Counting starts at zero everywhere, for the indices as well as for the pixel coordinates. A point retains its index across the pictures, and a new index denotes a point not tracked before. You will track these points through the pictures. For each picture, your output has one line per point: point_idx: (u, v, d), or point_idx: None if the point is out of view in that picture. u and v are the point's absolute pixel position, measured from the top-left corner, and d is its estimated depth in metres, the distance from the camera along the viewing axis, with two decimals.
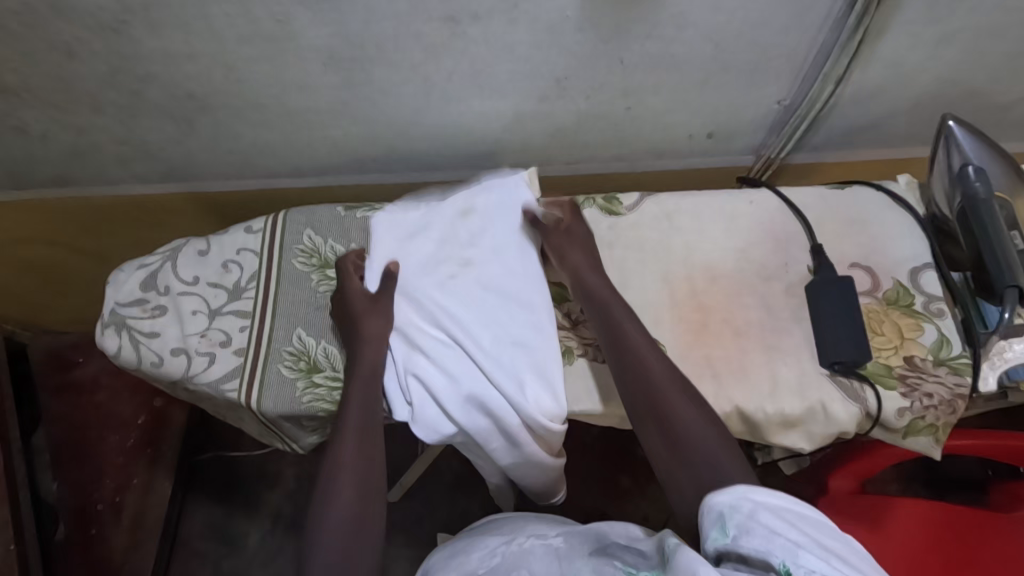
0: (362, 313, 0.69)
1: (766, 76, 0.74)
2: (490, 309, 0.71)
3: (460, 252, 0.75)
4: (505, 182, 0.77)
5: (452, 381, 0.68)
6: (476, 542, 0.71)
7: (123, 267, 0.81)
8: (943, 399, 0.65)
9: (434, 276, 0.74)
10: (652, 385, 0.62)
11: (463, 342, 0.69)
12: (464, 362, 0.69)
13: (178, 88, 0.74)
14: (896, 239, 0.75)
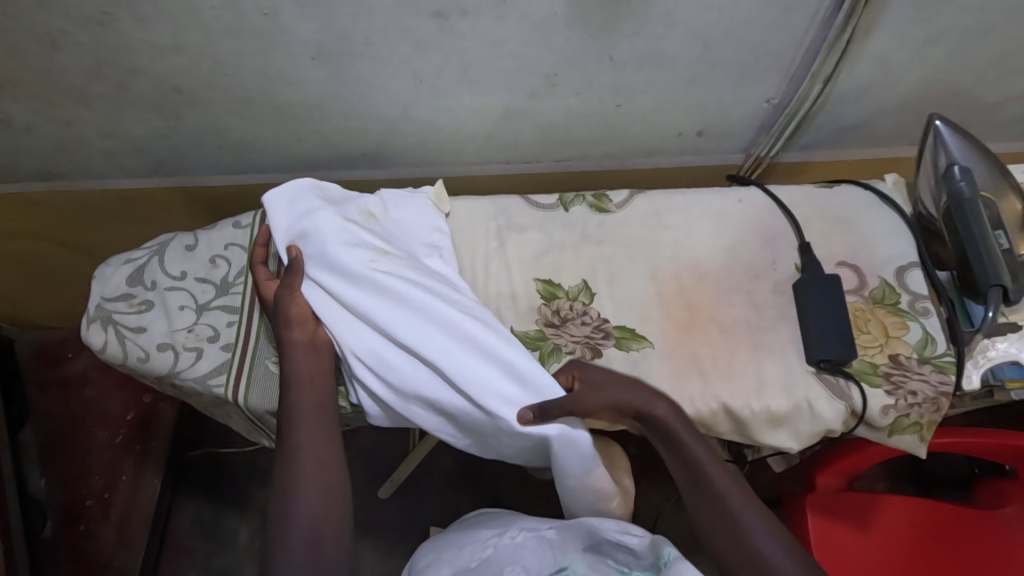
0: (280, 326, 0.67)
1: (755, 75, 0.74)
2: (419, 294, 0.68)
3: (368, 238, 0.72)
4: (412, 201, 0.77)
5: (384, 371, 0.66)
6: (470, 534, 0.72)
7: (110, 262, 0.80)
8: (927, 397, 0.66)
9: (346, 257, 0.70)
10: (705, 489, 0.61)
11: (389, 332, 0.67)
12: (397, 350, 0.67)
13: (165, 81, 0.73)
14: (883, 238, 0.75)
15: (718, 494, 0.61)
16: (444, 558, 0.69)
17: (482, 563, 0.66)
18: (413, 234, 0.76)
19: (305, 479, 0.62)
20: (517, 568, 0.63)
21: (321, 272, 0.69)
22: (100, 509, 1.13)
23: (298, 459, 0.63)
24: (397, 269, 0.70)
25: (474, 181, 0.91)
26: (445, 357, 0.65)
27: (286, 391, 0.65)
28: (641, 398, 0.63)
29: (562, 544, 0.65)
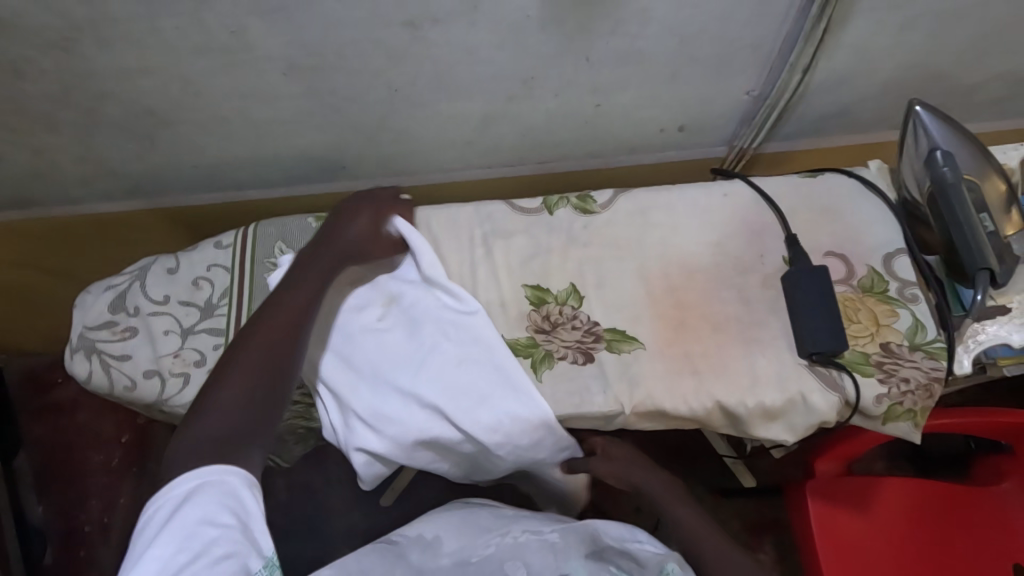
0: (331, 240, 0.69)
1: (733, 67, 0.73)
2: (421, 338, 0.68)
3: (376, 294, 0.71)
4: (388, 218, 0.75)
5: (391, 439, 0.65)
6: (472, 526, 0.72)
7: (90, 289, 0.79)
8: (920, 383, 0.66)
9: (358, 324, 0.69)
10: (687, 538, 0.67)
11: (392, 385, 0.66)
12: (406, 414, 0.65)
13: (135, 103, 0.72)
14: (869, 226, 0.75)
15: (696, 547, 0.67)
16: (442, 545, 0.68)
17: (483, 559, 0.65)
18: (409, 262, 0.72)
19: (276, 332, 0.61)
20: (518, 564, 0.64)
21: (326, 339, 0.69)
22: (98, 534, 1.12)
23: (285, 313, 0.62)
24: (406, 315, 0.70)
25: (457, 188, 0.90)
26: (451, 407, 0.64)
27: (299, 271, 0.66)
28: (633, 466, 0.72)
29: (566, 549, 0.65)
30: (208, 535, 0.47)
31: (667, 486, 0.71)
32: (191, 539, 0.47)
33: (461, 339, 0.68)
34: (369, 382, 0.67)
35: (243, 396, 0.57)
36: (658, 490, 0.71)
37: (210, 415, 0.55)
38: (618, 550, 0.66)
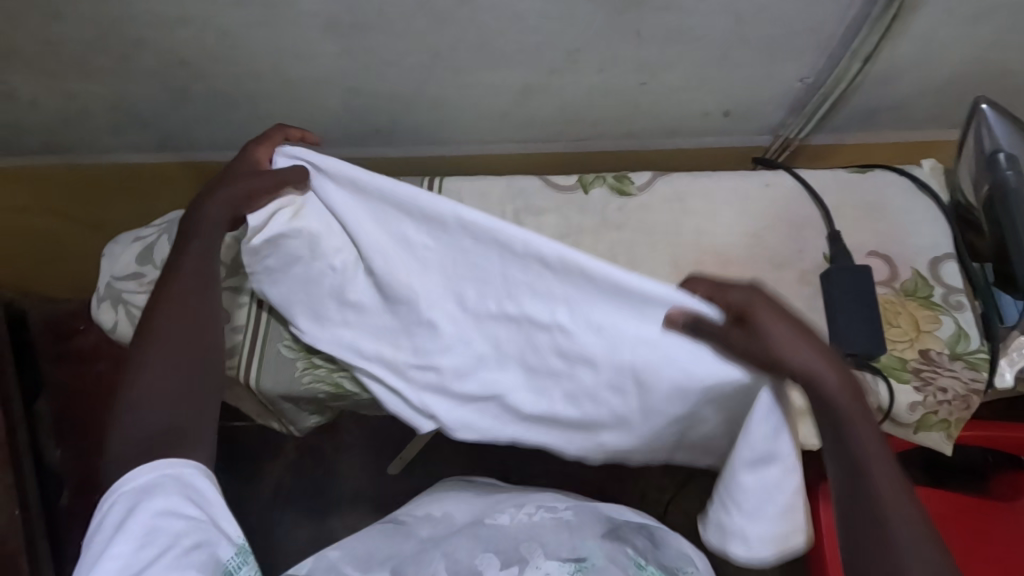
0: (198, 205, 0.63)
1: (789, 52, 0.70)
2: (389, 271, 0.66)
3: (336, 244, 0.67)
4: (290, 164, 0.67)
5: (454, 377, 0.66)
6: (486, 498, 0.73)
7: (118, 240, 0.79)
8: (957, 395, 0.63)
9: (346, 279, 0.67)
10: (852, 454, 0.52)
11: (428, 325, 0.66)
12: (450, 351, 0.66)
13: (171, 54, 0.70)
14: (916, 227, 0.72)
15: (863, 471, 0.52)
16: (458, 516, 0.70)
17: (497, 530, 0.66)
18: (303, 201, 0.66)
19: (172, 310, 0.60)
20: (534, 544, 0.64)
21: (304, 318, 0.68)
22: None
23: (182, 286, 0.61)
24: (372, 250, 0.66)
25: (488, 161, 0.89)
26: (496, 299, 0.64)
27: (184, 241, 0.63)
28: (805, 351, 0.52)
29: (580, 528, 0.66)
30: (171, 530, 0.51)
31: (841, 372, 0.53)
32: (151, 534, 0.51)
33: (439, 254, 0.65)
34: (373, 323, 0.68)
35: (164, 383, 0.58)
36: (830, 386, 0.52)
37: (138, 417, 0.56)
38: (634, 529, 0.67)
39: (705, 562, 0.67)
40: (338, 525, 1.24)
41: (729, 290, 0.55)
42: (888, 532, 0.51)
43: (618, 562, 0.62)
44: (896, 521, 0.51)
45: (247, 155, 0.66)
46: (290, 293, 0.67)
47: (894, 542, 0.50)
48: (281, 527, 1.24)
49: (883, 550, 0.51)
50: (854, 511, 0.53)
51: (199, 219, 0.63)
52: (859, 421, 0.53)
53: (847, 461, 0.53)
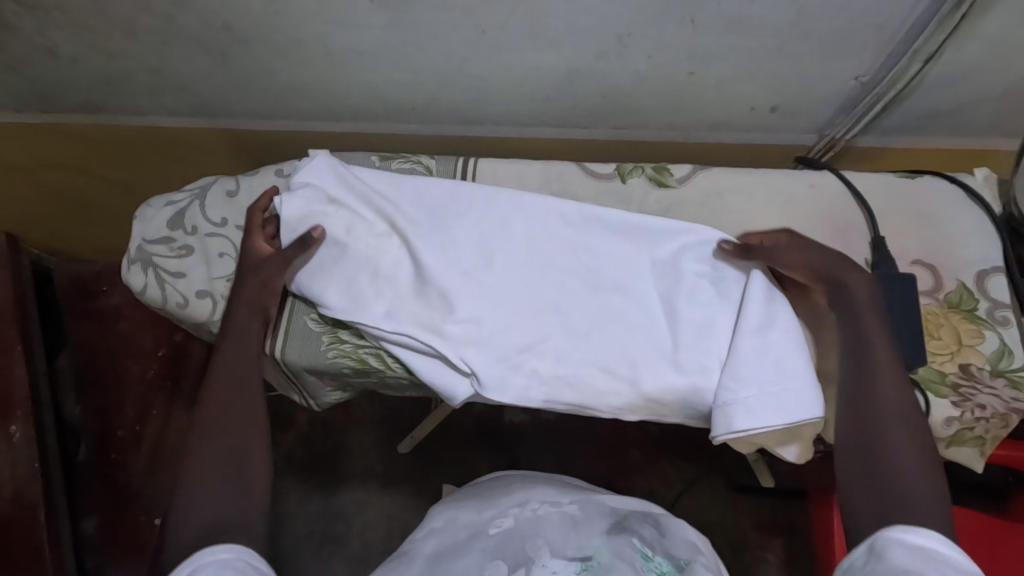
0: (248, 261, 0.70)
1: (848, 48, 0.67)
2: (415, 247, 0.69)
3: (370, 223, 0.70)
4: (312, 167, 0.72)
5: (490, 337, 0.66)
6: (489, 498, 0.74)
7: (150, 203, 0.79)
8: (996, 412, 0.62)
9: (382, 253, 0.69)
10: (866, 380, 0.59)
11: (471, 287, 0.68)
12: (493, 311, 0.67)
13: (214, 17, 0.69)
14: (963, 239, 0.70)
15: (876, 398, 0.58)
16: (462, 520, 0.71)
17: (500, 530, 0.67)
18: (336, 189, 0.70)
19: (221, 399, 0.62)
20: (539, 542, 0.64)
21: (332, 288, 0.68)
22: (131, 441, 1.18)
23: (246, 327, 0.66)
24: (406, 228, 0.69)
25: (522, 143, 0.87)
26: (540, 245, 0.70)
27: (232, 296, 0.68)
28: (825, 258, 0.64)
29: (585, 522, 0.67)
30: None
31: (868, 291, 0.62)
32: None
33: (470, 227, 0.70)
34: (396, 292, 0.68)
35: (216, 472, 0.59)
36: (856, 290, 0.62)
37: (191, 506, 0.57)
38: (640, 520, 0.69)
39: (709, 547, 0.68)
40: (347, 498, 1.25)
41: (786, 260, 0.65)
42: (885, 447, 0.56)
43: (624, 555, 0.63)
44: (896, 436, 0.56)
45: (252, 220, 0.71)
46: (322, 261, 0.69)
47: (888, 455, 0.56)
48: (291, 496, 1.25)
49: (875, 454, 0.56)
50: (858, 435, 0.57)
51: (250, 272, 0.68)
52: (883, 352, 0.60)
53: (863, 386, 0.59)
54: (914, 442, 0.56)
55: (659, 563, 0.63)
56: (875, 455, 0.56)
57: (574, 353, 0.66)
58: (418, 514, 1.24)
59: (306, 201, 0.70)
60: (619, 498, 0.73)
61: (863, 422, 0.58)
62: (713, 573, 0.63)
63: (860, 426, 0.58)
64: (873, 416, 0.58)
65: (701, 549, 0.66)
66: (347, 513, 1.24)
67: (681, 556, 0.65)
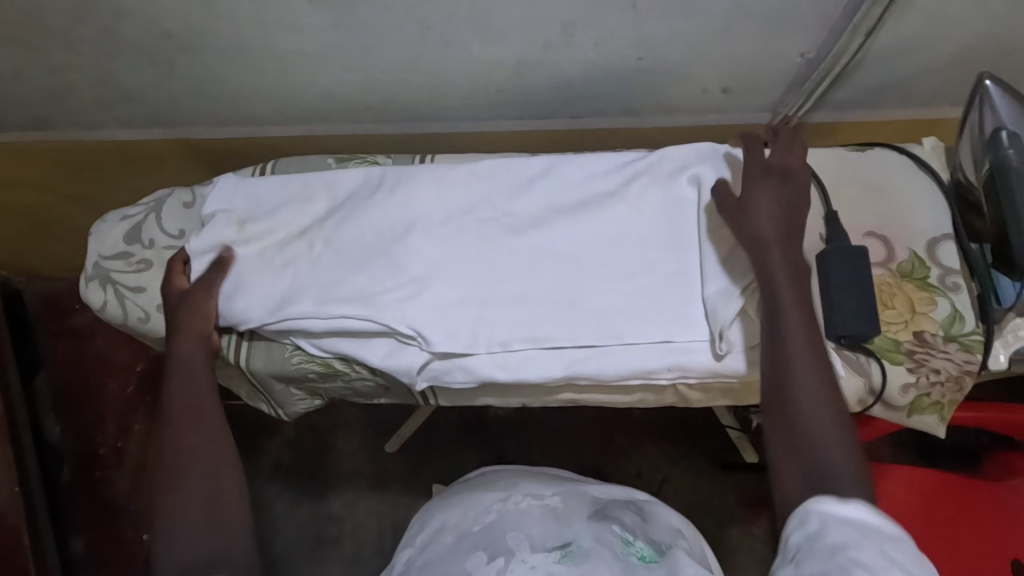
0: (175, 306, 0.68)
1: (792, 27, 0.68)
2: (331, 243, 0.70)
3: (284, 231, 0.72)
4: (221, 186, 0.74)
5: (445, 325, 0.64)
6: (472, 496, 0.75)
7: (106, 218, 0.78)
8: (950, 375, 0.64)
9: (304, 250, 0.70)
10: (779, 346, 0.57)
11: (405, 273, 0.67)
12: (437, 288, 0.66)
13: (154, 25, 0.68)
14: (914, 208, 0.71)
15: (788, 363, 0.56)
16: (447, 524, 0.72)
17: (484, 528, 0.68)
18: (243, 212, 0.73)
19: (185, 440, 0.62)
20: (520, 535, 0.66)
21: (255, 291, 0.68)
22: (115, 457, 1.17)
23: (196, 368, 0.65)
24: (325, 227, 0.71)
25: (481, 139, 0.87)
26: (460, 203, 0.70)
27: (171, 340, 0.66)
28: (759, 214, 0.61)
29: (567, 514, 0.70)
30: None
31: (776, 244, 0.60)
32: None
33: (388, 204, 0.70)
34: (316, 290, 0.67)
35: (197, 508, 0.59)
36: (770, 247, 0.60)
37: (173, 541, 0.57)
38: (622, 507, 0.73)
39: (690, 530, 0.74)
40: (337, 500, 1.25)
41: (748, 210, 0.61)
42: (800, 414, 0.54)
43: (606, 541, 0.67)
44: (810, 402, 0.54)
45: (172, 268, 0.70)
46: (242, 280, 0.69)
47: (804, 416, 0.54)
48: (282, 503, 1.25)
49: (789, 420, 0.54)
50: (771, 409, 0.56)
51: (187, 317, 0.66)
52: (794, 306, 0.58)
53: (776, 342, 0.57)
54: (830, 404, 0.54)
55: (639, 547, 0.67)
56: (794, 416, 0.54)
57: (524, 341, 0.64)
58: (409, 512, 1.25)
59: (217, 230, 0.71)
60: (602, 488, 0.76)
61: (776, 382, 0.56)
62: (691, 555, 0.68)
63: (772, 389, 0.56)
64: (788, 374, 0.55)
65: (684, 535, 0.71)
66: (338, 515, 1.25)
67: (662, 541, 0.69)
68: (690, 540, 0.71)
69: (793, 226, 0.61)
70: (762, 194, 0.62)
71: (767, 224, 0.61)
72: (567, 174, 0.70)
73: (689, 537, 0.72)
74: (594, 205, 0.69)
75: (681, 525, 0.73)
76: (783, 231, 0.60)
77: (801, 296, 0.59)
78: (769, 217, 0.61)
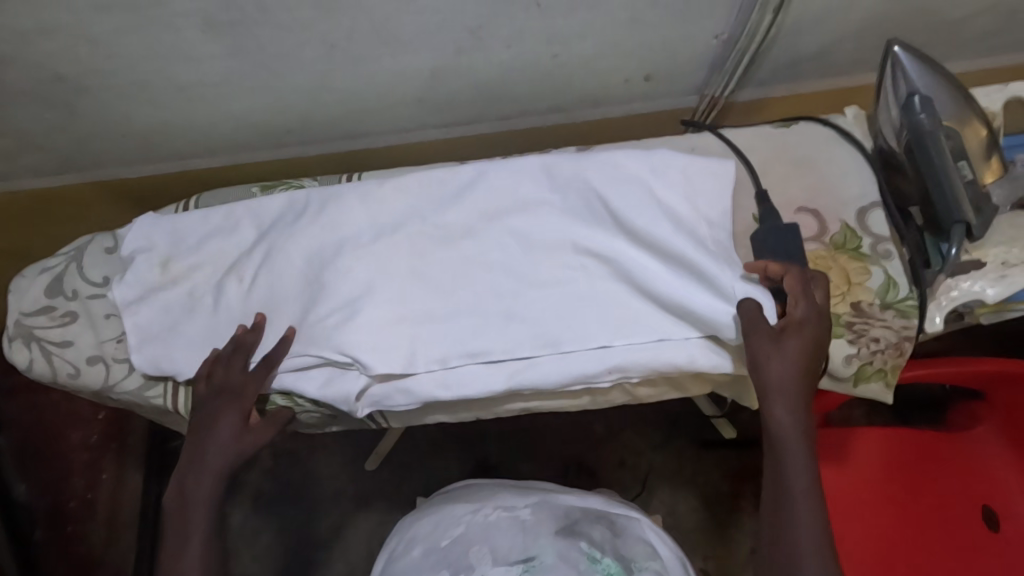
0: (225, 386, 0.64)
1: (699, 9, 0.67)
2: (259, 277, 0.68)
3: (210, 269, 0.70)
4: (138, 226, 0.71)
5: (383, 350, 0.63)
6: (444, 507, 0.74)
7: (25, 273, 0.74)
8: (889, 343, 0.64)
9: (233, 286, 0.68)
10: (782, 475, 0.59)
11: (336, 299, 0.65)
12: (370, 309, 0.65)
13: (44, 69, 0.65)
14: (842, 179, 0.71)
15: (786, 488, 0.59)
16: (416, 535, 0.72)
17: (452, 542, 0.69)
18: (165, 250, 0.71)
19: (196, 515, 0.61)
20: (484, 549, 0.68)
21: (189, 335, 0.68)
22: (84, 510, 1.14)
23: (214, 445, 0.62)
24: (251, 260, 0.69)
25: (412, 150, 0.85)
26: (386, 218, 0.68)
27: (202, 439, 0.63)
28: (791, 341, 0.58)
29: (535, 527, 0.70)
30: None
31: (796, 372, 0.58)
32: None
33: (314, 227, 0.68)
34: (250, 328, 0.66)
35: None
36: (784, 375, 0.58)
37: None
38: (593, 521, 0.72)
39: (667, 541, 0.72)
40: (320, 526, 1.23)
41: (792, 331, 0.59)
42: (795, 541, 0.57)
43: (569, 558, 0.67)
44: (804, 532, 0.57)
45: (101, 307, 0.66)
46: (143, 330, 0.69)
47: (798, 543, 0.57)
48: (264, 536, 1.23)
49: (780, 545, 0.58)
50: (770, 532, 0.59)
51: (223, 396, 0.64)
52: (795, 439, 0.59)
53: (780, 483, 0.59)
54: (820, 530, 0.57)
55: (606, 564, 0.67)
56: (789, 546, 0.57)
57: (463, 358, 0.63)
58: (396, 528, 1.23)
59: (141, 272, 0.70)
60: (579, 497, 0.75)
61: (776, 508, 0.59)
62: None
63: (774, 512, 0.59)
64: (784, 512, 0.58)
65: (656, 554, 0.69)
66: (323, 541, 1.22)
67: (633, 560, 0.68)
68: (665, 555, 0.70)
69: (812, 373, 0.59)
70: (790, 340, 0.58)
71: (789, 367, 0.58)
72: (490, 182, 0.68)
73: (664, 553, 0.70)
74: (521, 209, 0.67)
75: (657, 544, 0.71)
76: (805, 379, 0.59)
77: (805, 423, 0.59)
78: (795, 365, 0.58)
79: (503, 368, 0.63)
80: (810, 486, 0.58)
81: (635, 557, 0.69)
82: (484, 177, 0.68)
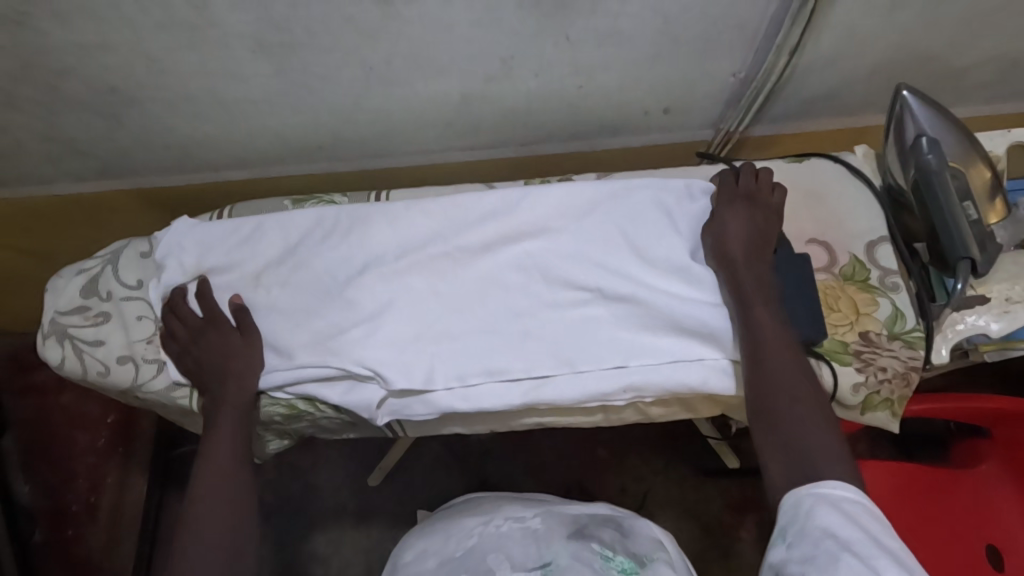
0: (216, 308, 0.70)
1: (718, 50, 0.71)
2: (287, 290, 0.70)
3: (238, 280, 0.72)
4: (173, 232, 0.74)
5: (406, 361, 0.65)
6: (454, 523, 0.75)
7: (62, 273, 0.77)
8: (897, 372, 0.66)
9: (261, 297, 0.71)
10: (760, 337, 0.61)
11: (362, 311, 0.68)
12: (395, 321, 0.67)
13: (99, 81, 0.69)
14: (850, 214, 0.74)
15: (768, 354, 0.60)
16: (428, 550, 0.73)
17: (466, 553, 0.70)
18: (195, 265, 0.73)
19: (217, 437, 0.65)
20: (500, 556, 0.68)
21: None
22: (86, 514, 1.14)
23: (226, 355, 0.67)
24: (280, 273, 0.71)
25: (436, 170, 0.88)
26: (413, 236, 0.71)
27: (220, 336, 0.68)
28: (734, 216, 0.68)
29: (547, 535, 0.71)
30: None
31: (745, 243, 0.66)
32: None
33: (343, 241, 0.71)
34: (277, 348, 0.68)
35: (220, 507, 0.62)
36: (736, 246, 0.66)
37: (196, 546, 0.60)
38: (600, 524, 0.73)
39: (672, 542, 0.75)
40: (321, 539, 1.23)
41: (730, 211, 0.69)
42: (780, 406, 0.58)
43: (583, 557, 0.68)
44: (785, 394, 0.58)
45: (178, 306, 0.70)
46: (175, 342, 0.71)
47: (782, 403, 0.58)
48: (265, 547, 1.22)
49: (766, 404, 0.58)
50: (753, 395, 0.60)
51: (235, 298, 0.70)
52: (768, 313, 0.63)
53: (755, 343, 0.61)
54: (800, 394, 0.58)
55: (618, 562, 0.68)
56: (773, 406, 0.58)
57: (481, 374, 0.65)
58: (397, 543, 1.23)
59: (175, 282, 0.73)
60: (581, 506, 0.77)
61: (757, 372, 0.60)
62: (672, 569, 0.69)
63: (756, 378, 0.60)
64: (775, 388, 0.59)
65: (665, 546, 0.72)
66: (324, 554, 1.22)
67: (643, 554, 0.70)
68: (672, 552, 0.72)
69: (757, 259, 0.66)
70: (731, 210, 0.69)
71: (733, 230, 0.67)
72: (512, 205, 0.72)
73: (670, 549, 0.73)
74: (543, 233, 0.70)
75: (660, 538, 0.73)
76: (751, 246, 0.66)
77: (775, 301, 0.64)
78: (739, 237, 0.67)
79: (520, 382, 0.65)
80: (790, 354, 0.60)
81: (645, 550, 0.71)
82: (507, 204, 0.72)
